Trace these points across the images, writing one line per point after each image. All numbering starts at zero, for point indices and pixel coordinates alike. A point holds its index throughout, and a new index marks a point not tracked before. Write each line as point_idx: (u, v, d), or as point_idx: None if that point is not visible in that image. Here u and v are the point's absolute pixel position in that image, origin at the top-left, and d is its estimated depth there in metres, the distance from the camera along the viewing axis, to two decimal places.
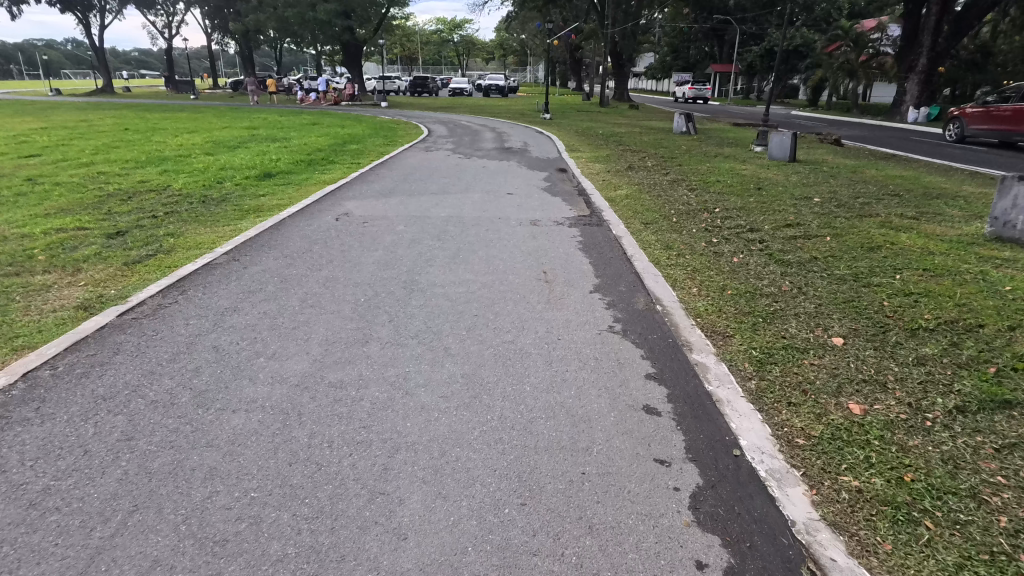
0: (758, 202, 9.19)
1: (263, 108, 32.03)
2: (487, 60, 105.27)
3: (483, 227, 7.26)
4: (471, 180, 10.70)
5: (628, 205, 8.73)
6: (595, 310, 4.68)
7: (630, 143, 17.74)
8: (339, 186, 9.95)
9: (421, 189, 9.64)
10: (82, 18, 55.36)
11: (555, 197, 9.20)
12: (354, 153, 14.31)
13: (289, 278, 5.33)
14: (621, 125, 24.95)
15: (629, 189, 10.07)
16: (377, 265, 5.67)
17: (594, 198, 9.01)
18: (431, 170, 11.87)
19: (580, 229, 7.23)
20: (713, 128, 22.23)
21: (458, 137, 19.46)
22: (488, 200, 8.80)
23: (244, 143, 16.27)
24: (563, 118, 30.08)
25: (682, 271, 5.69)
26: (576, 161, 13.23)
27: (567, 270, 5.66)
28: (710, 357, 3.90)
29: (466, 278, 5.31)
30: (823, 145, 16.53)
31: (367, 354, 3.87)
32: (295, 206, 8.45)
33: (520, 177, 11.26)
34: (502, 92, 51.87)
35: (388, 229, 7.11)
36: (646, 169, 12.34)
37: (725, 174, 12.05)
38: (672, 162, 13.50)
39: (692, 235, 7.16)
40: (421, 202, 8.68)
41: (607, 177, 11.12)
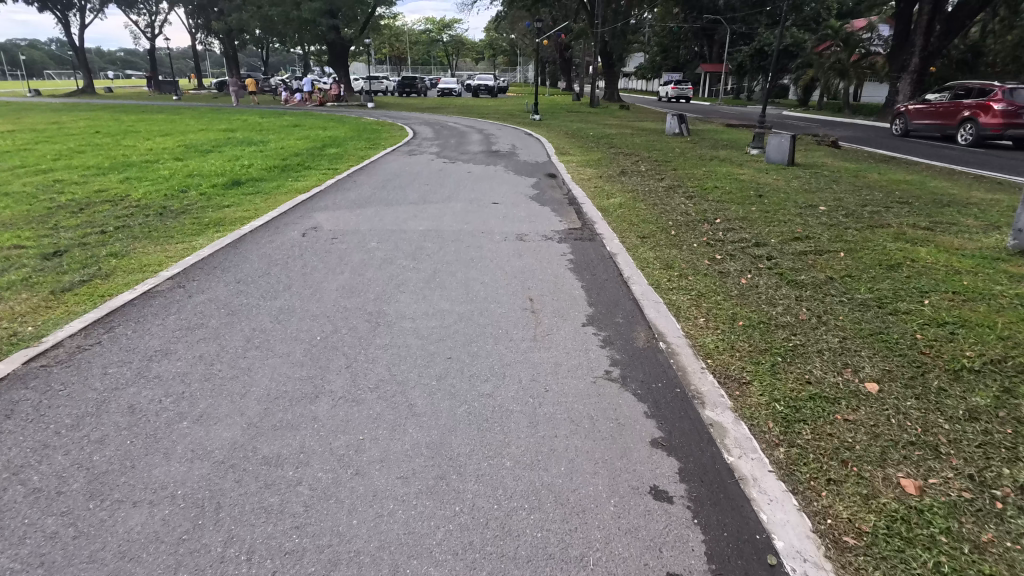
0: (761, 211, 8.60)
1: (244, 109, 31.13)
2: (476, 60, 104.46)
3: (464, 243, 6.60)
4: (454, 187, 10.04)
5: (622, 215, 8.11)
6: (589, 350, 4.00)
7: (622, 146, 17.16)
8: (312, 195, 9.24)
9: (399, 199, 8.95)
10: (61, 17, 54.02)
11: (544, 207, 8.54)
12: (333, 157, 13.60)
13: (238, 310, 4.63)
14: (612, 126, 24.36)
15: (623, 196, 9.45)
16: (340, 292, 4.99)
17: (586, 209, 8.35)
18: (412, 177, 11.18)
19: (571, 245, 6.58)
20: (706, 129, 21.68)
21: (444, 139, 18.78)
22: (470, 211, 8.13)
23: (218, 146, 15.49)
24: (552, 119, 29.41)
25: (686, 297, 5.06)
26: (566, 166, 12.58)
27: (556, 296, 5.00)
28: (727, 415, 3.27)
29: (442, 308, 4.64)
30: (821, 147, 16.02)
31: (314, 415, 3.19)
32: (260, 218, 7.74)
33: (507, 183, 10.59)
34: (490, 92, 51.22)
35: (359, 246, 6.43)
36: (640, 174, 11.71)
37: (723, 179, 11.46)
38: (667, 166, 12.87)
39: (693, 251, 6.54)
40: (397, 213, 8.00)
41: (599, 184, 10.49)
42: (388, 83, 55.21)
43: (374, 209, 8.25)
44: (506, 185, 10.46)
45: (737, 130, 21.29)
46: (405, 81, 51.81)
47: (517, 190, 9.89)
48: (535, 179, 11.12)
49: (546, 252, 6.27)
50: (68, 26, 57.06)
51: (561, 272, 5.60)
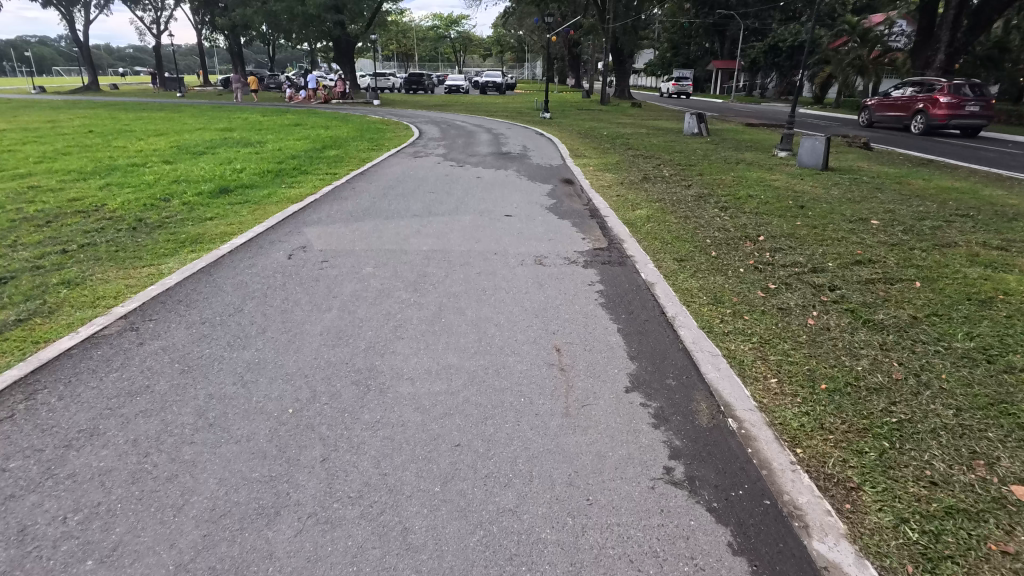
0: (808, 225, 7.68)
1: (246, 106, 30.30)
2: (484, 56, 103.17)
3: (474, 267, 5.69)
4: (463, 195, 9.14)
5: (653, 230, 7.22)
6: (639, 434, 3.06)
7: (640, 147, 16.21)
8: (306, 206, 8.35)
9: (401, 210, 8.06)
10: (65, 12, 53.41)
11: (563, 221, 7.63)
12: (332, 159, 12.72)
13: (196, 365, 3.74)
14: (627, 125, 23.36)
15: (650, 207, 8.53)
16: (325, 338, 4.11)
17: (611, 223, 7.42)
18: (417, 183, 10.29)
19: (598, 271, 5.66)
20: (726, 129, 20.66)
21: (451, 139, 17.87)
22: (481, 226, 7.23)
23: (212, 147, 14.62)
24: (563, 117, 28.40)
25: (749, 347, 4.13)
26: (584, 171, 11.64)
27: (589, 344, 4.08)
28: (844, 551, 2.36)
29: (448, 364, 3.73)
30: (853, 150, 15.01)
31: (272, 551, 2.29)
32: (243, 234, 6.86)
33: (521, 191, 9.68)
34: (499, 89, 50.27)
35: (352, 271, 5.54)
36: (666, 180, 10.77)
37: (757, 186, 10.50)
38: (693, 171, 11.90)
39: (742, 278, 5.62)
40: (399, 228, 7.11)
41: (621, 192, 9.57)
42: (395, 79, 54.19)
43: (372, 223, 7.37)
44: (520, 193, 9.55)
45: (759, 130, 20.25)
46: (412, 78, 50.90)
47: (532, 200, 8.96)
48: (551, 186, 10.20)
49: (571, 281, 5.33)
50: (73, 22, 56.45)
51: (592, 309, 4.67)
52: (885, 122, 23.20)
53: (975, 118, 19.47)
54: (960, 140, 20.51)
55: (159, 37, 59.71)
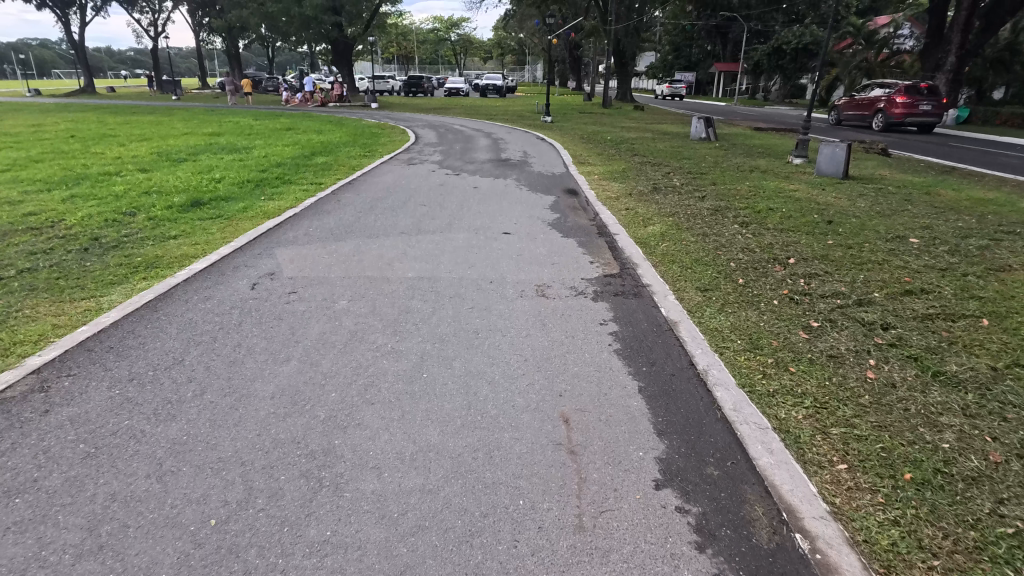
0: (841, 244, 6.88)
1: (239, 110, 29.56)
2: (484, 58, 102.40)
3: (466, 299, 4.89)
4: (456, 209, 8.34)
5: (669, 250, 6.45)
6: (678, 565, 2.25)
7: (645, 153, 15.44)
8: (283, 222, 7.54)
9: (387, 227, 7.25)
10: (60, 15, 52.63)
11: (567, 239, 6.83)
12: (320, 167, 11.96)
13: (106, 445, 2.94)
14: (631, 130, 22.59)
15: (662, 222, 7.75)
16: (274, 405, 3.29)
17: (622, 242, 6.62)
18: (408, 193, 9.51)
19: (611, 304, 4.87)
20: (735, 134, 19.87)
21: (449, 144, 17.08)
22: (476, 246, 6.43)
23: (195, 154, 13.85)
24: (565, 121, 27.62)
25: (803, 415, 3.33)
26: (589, 181, 10.84)
27: (604, 411, 3.28)
28: None
29: (426, 446, 2.93)
30: (872, 157, 14.21)
31: None
32: (207, 256, 6.07)
33: (520, 203, 8.87)
34: (499, 92, 49.58)
35: (322, 306, 4.73)
36: (678, 191, 9.97)
37: (776, 198, 9.70)
38: (706, 180, 11.10)
39: (779, 314, 4.83)
40: (383, 250, 6.32)
41: (630, 205, 8.76)
42: (395, 82, 53.28)
43: (353, 243, 6.56)
44: (519, 205, 8.76)
45: (769, 135, 19.45)
46: (411, 82, 50.09)
47: (533, 214, 8.17)
48: (553, 197, 9.40)
49: (579, 319, 4.51)
50: (68, 24, 55.60)
51: (607, 362, 3.85)
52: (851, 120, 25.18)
53: (928, 116, 21.60)
54: (916, 136, 22.56)
55: (156, 40, 58.95)
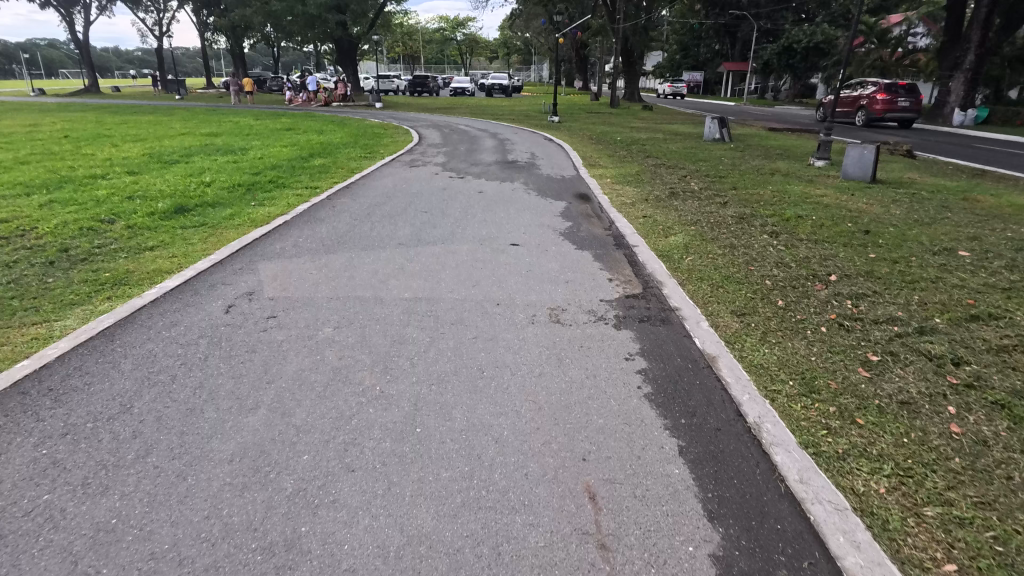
0: (886, 258, 6.22)
1: (242, 110, 29.09)
2: (490, 58, 101.91)
3: (470, 325, 4.28)
4: (460, 216, 7.73)
5: (696, 265, 5.82)
6: None
7: (658, 154, 14.80)
8: (271, 230, 6.95)
9: (385, 237, 6.64)
10: (64, 15, 52.38)
11: (581, 251, 6.19)
12: (317, 169, 11.36)
13: (11, 534, 2.32)
14: (641, 130, 21.97)
15: (685, 231, 7.11)
16: (231, 474, 2.67)
17: (642, 256, 5.97)
18: (408, 198, 8.89)
19: (636, 331, 4.23)
20: (749, 135, 19.21)
21: (453, 145, 16.48)
22: (481, 259, 5.81)
23: (188, 155, 13.27)
24: (572, 121, 27.00)
25: (886, 488, 2.68)
26: (601, 185, 10.22)
27: (639, 482, 2.64)
28: None
29: (418, 537, 2.30)
30: (896, 159, 13.55)
31: None
32: (183, 271, 5.47)
33: (529, 210, 8.24)
34: (504, 91, 48.93)
35: (304, 334, 4.12)
36: (697, 196, 9.33)
37: (805, 203, 9.04)
38: (727, 184, 10.46)
39: (831, 345, 4.18)
40: (377, 263, 5.71)
41: (648, 212, 8.12)
42: (400, 82, 52.72)
43: (345, 255, 5.96)
44: (527, 211, 8.12)
45: (785, 136, 18.79)
46: (416, 81, 49.55)
47: (543, 222, 7.53)
48: (564, 203, 8.76)
49: (601, 352, 3.87)
50: (73, 24, 55.37)
51: (637, 411, 3.20)
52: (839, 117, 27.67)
53: (907, 111, 24.11)
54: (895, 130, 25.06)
55: (161, 40, 58.67)
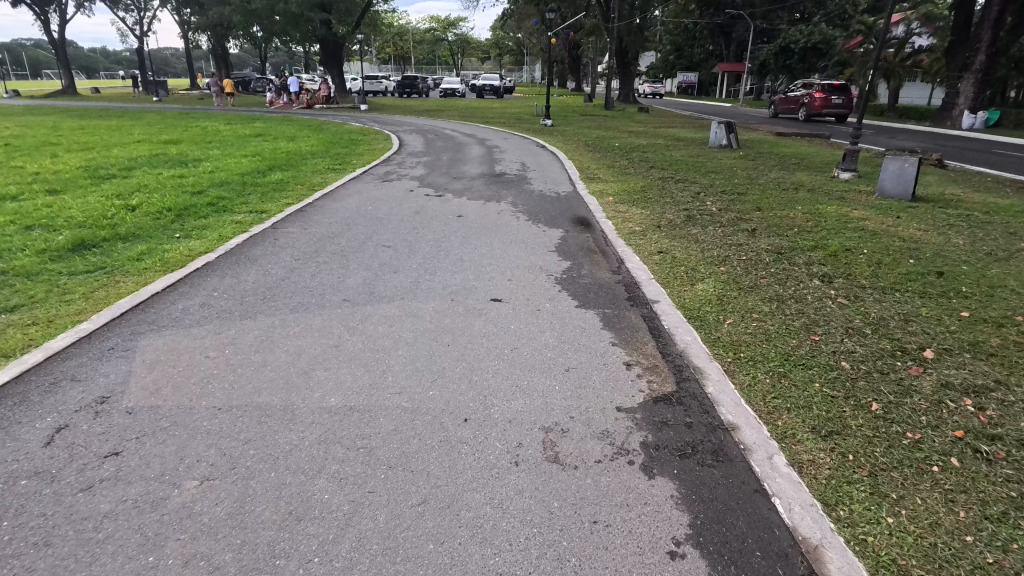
0: (985, 319, 4.72)
1: (215, 113, 27.36)
2: (483, 58, 100.31)
3: (419, 468, 2.74)
4: (432, 253, 6.17)
5: (742, 336, 4.30)
6: None
7: (662, 164, 13.38)
8: (180, 277, 5.35)
9: (329, 290, 5.07)
10: (40, 14, 50.46)
11: (587, 312, 4.65)
12: (272, 185, 9.80)
13: None
14: (640, 135, 20.60)
15: (715, 275, 5.59)
16: None
17: (668, 321, 4.43)
18: (374, 226, 7.35)
19: (680, 479, 2.71)
20: (758, 141, 17.83)
21: (436, 153, 14.98)
22: (451, 329, 4.27)
23: (130, 167, 11.68)
24: (566, 125, 25.59)
25: None
26: (602, 206, 8.69)
27: None
28: None
29: None
30: (928, 171, 12.18)
31: None
32: (26, 353, 3.89)
33: (518, 243, 6.69)
34: (496, 92, 47.36)
35: (149, 497, 2.56)
36: (718, 220, 7.83)
37: (848, 229, 7.57)
38: (749, 205, 8.94)
39: (987, 505, 2.66)
40: (308, 336, 4.16)
41: (664, 243, 6.62)
42: (388, 82, 51.10)
43: (268, 322, 4.41)
44: (517, 245, 6.56)
45: (796, 143, 17.43)
46: (405, 82, 47.93)
47: (533, 261, 5.99)
48: (560, 231, 7.22)
49: (631, 541, 2.33)
50: (50, 23, 53.37)
51: None
52: (786, 114, 32.11)
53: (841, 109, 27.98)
54: (835, 125, 28.97)
55: (143, 40, 56.79)
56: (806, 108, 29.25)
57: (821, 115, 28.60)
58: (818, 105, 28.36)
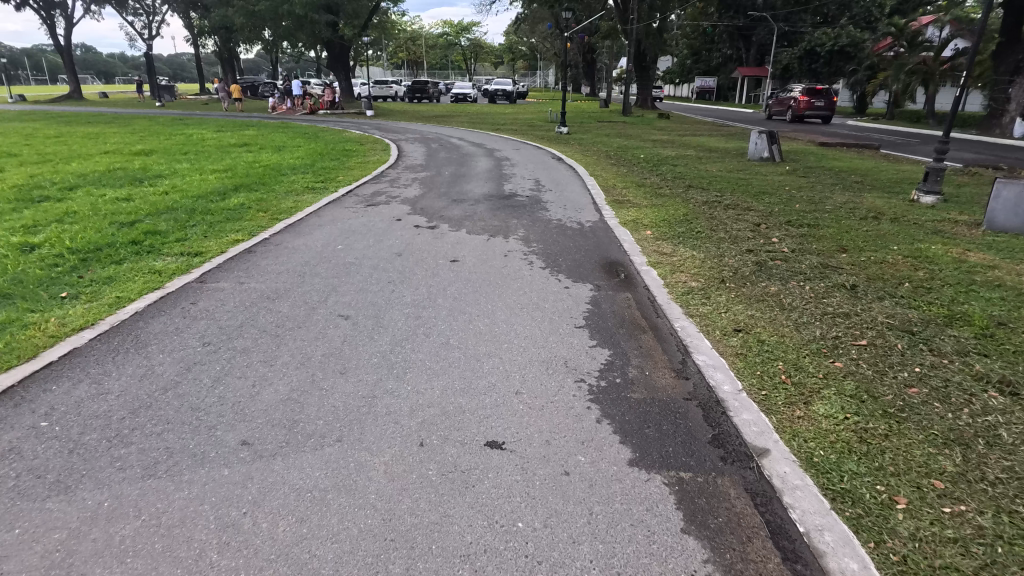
0: None
1: (209, 120, 25.62)
2: (494, 64, 98.72)
3: None
4: (405, 332, 4.25)
5: (951, 558, 2.30)
6: None
7: (701, 182, 11.48)
8: (7, 385, 3.44)
9: (225, 417, 3.16)
10: (47, 19, 49.52)
11: (649, 480, 2.69)
12: (229, 211, 7.95)
13: None
14: (667, 145, 18.68)
15: (836, 386, 3.62)
16: None
17: (803, 517, 2.48)
18: (338, 278, 5.45)
19: None
20: (803, 152, 15.83)
21: (439, 167, 13.17)
22: (408, 534, 2.34)
23: (73, 186, 9.88)
24: (584, 132, 23.72)
25: None
26: (639, 244, 6.76)
27: None
28: None
29: None
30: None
31: None
32: None
33: (531, 308, 4.76)
34: (509, 97, 45.56)
35: None
36: (799, 269, 5.89)
37: (982, 285, 5.60)
38: (828, 243, 7.00)
39: None
40: (142, 555, 2.25)
41: (739, 314, 4.66)
42: (398, 87, 49.57)
43: (87, 507, 2.49)
44: (529, 314, 4.62)
45: (847, 156, 15.40)
46: (414, 87, 46.27)
47: (554, 347, 4.04)
48: (588, 288, 5.30)
49: None
50: (56, 27, 52.27)
51: None
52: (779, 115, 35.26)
53: (823, 111, 31.38)
54: (872, 133, 27.05)
55: (148, 44, 55.48)
56: (792, 110, 32.62)
57: (805, 116, 31.94)
58: (802, 108, 31.79)
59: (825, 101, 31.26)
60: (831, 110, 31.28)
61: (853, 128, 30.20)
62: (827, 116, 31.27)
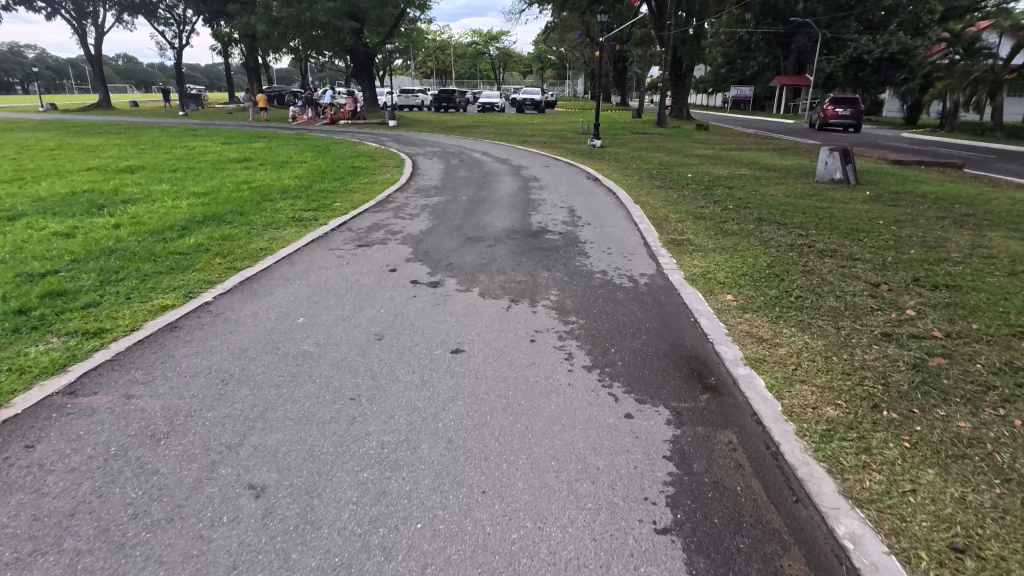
0: None
1: (221, 130, 24.34)
2: (525, 73, 97.25)
3: None
4: (347, 547, 2.34)
5: None
6: None
7: (770, 212, 9.48)
8: None
9: None
10: (78, 28, 49.50)
11: None
12: (177, 256, 6.21)
13: None
14: (716, 161, 16.58)
15: None
16: None
17: None
18: (278, 388, 3.58)
19: None
20: (879, 173, 13.59)
21: (457, 188, 11.36)
22: None
23: (15, 214, 8.28)
24: (619, 145, 21.72)
25: None
26: (722, 320, 4.79)
27: None
28: None
29: None
30: None
31: None
32: None
33: (575, 475, 2.80)
34: (538, 106, 43.80)
35: None
36: (984, 380, 3.83)
37: None
38: (992, 320, 4.93)
39: None
40: None
41: (939, 503, 2.66)
42: (424, 96, 48.25)
43: None
44: (572, 492, 2.67)
45: (933, 178, 13.12)
46: (441, 96, 44.86)
47: None
48: (664, 418, 3.32)
49: None
50: (87, 36, 52.29)
51: None
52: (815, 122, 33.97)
53: (845, 119, 30.00)
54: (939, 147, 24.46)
55: (178, 53, 55.27)
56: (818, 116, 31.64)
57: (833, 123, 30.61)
58: (826, 115, 30.75)
59: (851, 108, 29.96)
60: (857, 118, 29.99)
61: (914, 140, 27.55)
62: (849, 123, 29.95)
